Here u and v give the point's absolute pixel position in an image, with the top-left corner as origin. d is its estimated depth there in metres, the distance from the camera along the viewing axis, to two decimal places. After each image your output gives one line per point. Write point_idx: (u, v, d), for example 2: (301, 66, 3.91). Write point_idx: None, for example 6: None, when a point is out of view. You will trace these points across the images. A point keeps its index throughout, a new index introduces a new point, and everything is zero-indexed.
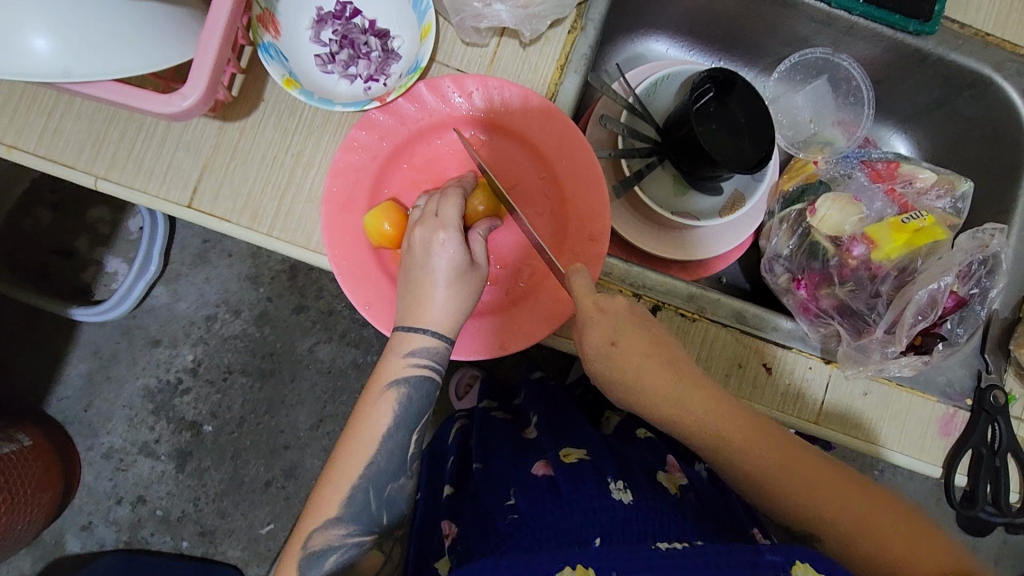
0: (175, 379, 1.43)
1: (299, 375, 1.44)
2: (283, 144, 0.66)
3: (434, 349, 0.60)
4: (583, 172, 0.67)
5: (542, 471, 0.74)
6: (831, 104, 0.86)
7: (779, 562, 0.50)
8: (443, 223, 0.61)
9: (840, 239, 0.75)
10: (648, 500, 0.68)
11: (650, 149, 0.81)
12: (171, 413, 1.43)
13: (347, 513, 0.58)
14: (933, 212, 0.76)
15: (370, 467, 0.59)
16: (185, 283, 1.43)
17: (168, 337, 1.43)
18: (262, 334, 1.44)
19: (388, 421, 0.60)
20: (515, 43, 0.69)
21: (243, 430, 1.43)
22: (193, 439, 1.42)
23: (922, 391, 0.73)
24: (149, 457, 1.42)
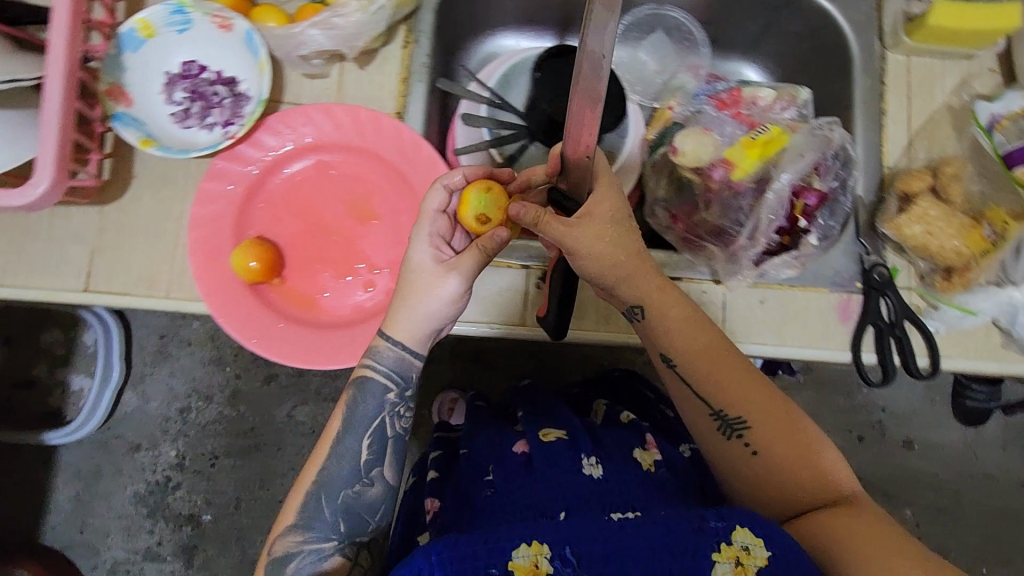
0: (163, 478, 1.43)
1: (284, 442, 1.45)
2: (162, 213, 0.70)
3: (395, 356, 0.66)
4: (426, 165, 0.71)
5: (520, 448, 0.77)
6: (673, 52, 0.92)
7: (721, 527, 0.52)
8: (428, 216, 0.67)
9: (702, 169, 0.79)
10: (618, 470, 0.73)
11: (517, 133, 0.86)
12: (166, 512, 1.43)
13: (300, 520, 0.63)
14: (781, 122, 0.81)
15: (323, 475, 0.64)
16: (151, 383, 1.45)
17: (147, 439, 1.44)
18: (237, 412, 1.46)
19: (339, 424, 0.65)
20: (357, 68, 0.75)
21: (241, 510, 1.43)
22: (194, 532, 1.42)
23: (815, 286, 0.77)
24: (155, 561, 1.41)
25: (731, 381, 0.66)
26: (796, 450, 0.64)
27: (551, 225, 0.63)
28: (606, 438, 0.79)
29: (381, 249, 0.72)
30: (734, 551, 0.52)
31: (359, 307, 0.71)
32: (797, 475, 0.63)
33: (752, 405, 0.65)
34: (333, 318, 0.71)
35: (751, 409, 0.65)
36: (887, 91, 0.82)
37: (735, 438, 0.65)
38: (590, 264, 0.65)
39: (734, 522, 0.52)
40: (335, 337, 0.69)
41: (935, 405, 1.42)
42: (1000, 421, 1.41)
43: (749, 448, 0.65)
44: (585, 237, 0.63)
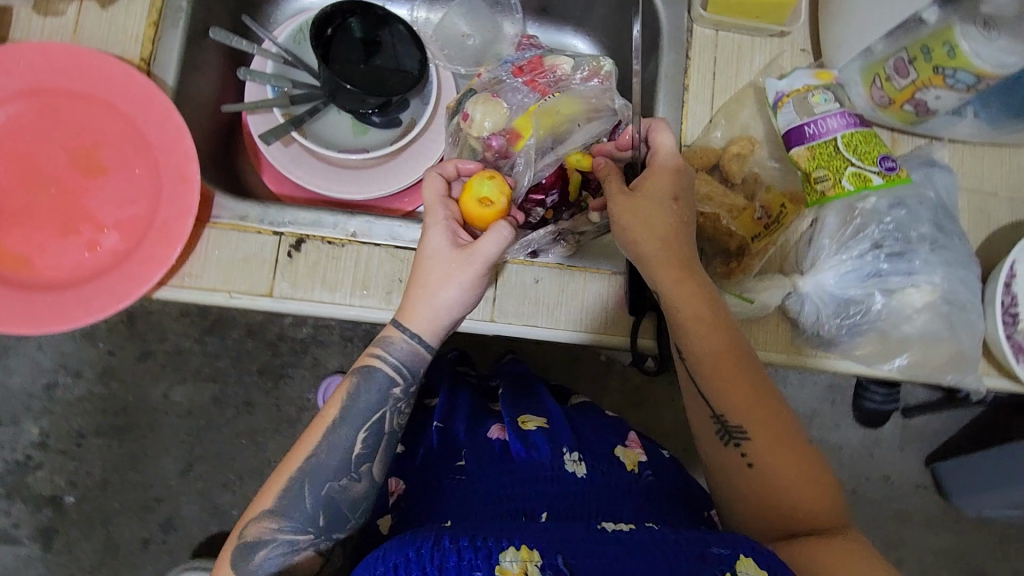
0: (25, 457, 1.47)
1: (157, 424, 1.48)
2: None
3: (409, 347, 0.67)
4: (158, 118, 0.66)
5: (496, 435, 0.78)
6: (486, 12, 0.86)
7: (725, 555, 0.48)
8: (433, 202, 0.67)
9: (484, 137, 0.74)
10: (598, 475, 0.72)
11: (308, 94, 0.80)
12: (26, 493, 1.47)
13: (279, 506, 0.65)
14: (574, 91, 0.75)
15: (312, 462, 0.66)
16: (16, 358, 1.49)
17: (9, 416, 1.47)
18: (109, 390, 1.49)
19: (337, 413, 0.67)
20: (96, 8, 0.69)
21: (108, 493, 1.47)
22: (55, 514, 1.47)
23: (595, 268, 0.74)
24: (12, 544, 1.46)
25: (738, 383, 0.63)
26: (794, 462, 0.61)
27: (610, 185, 0.65)
28: (590, 432, 0.79)
29: (110, 207, 0.66)
30: None
31: (75, 266, 0.65)
32: (792, 476, 0.60)
33: (758, 410, 0.62)
34: (46, 279, 0.64)
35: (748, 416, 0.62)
36: (691, 67, 0.78)
37: (732, 447, 0.62)
38: (634, 237, 0.64)
39: (738, 551, 0.48)
40: (38, 299, 0.63)
41: (836, 404, 1.35)
42: (897, 425, 1.35)
43: (744, 460, 0.62)
44: (632, 213, 0.63)
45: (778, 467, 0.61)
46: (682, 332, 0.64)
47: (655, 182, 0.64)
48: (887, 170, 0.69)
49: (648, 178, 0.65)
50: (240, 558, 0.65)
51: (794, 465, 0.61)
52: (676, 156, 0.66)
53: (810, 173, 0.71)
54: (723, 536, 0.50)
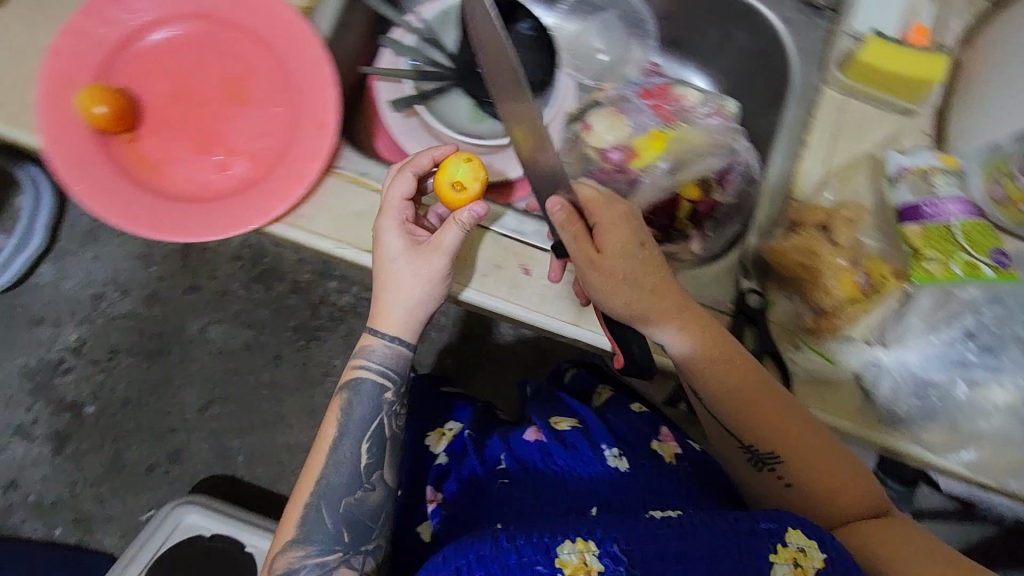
0: (58, 358, 1.66)
1: (187, 353, 1.67)
2: (23, 35, 0.66)
3: (389, 350, 0.73)
4: (311, 67, 0.69)
5: (532, 435, 0.87)
6: (623, 37, 0.89)
7: (775, 529, 0.55)
8: (388, 207, 0.66)
9: (603, 149, 0.77)
10: (636, 467, 0.82)
11: (439, 74, 0.84)
12: (50, 394, 1.65)
13: (301, 535, 0.70)
14: (696, 127, 0.78)
15: (322, 486, 0.71)
16: (72, 262, 1.66)
17: (52, 315, 1.66)
18: (150, 312, 1.67)
19: (334, 432, 0.72)
20: None
21: (127, 412, 1.65)
22: (72, 421, 1.64)
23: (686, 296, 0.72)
24: (25, 439, 1.63)
25: (770, 416, 0.69)
26: (825, 471, 0.69)
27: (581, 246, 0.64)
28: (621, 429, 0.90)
29: (244, 135, 0.69)
30: (791, 553, 0.54)
31: (204, 185, 0.68)
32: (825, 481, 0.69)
33: (792, 433, 0.69)
34: (175, 192, 0.67)
35: (786, 444, 0.69)
36: (816, 125, 0.79)
37: (768, 471, 0.71)
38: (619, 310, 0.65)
39: (788, 524, 0.55)
40: (169, 209, 0.65)
41: None
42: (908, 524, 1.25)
43: (781, 481, 0.71)
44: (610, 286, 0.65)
45: (818, 476, 0.69)
46: (699, 382, 0.70)
47: (607, 240, 0.65)
48: (998, 264, 0.68)
49: (596, 237, 0.66)
50: None
51: (829, 470, 0.69)
52: (605, 206, 0.67)
53: (920, 251, 0.70)
54: (770, 513, 0.57)
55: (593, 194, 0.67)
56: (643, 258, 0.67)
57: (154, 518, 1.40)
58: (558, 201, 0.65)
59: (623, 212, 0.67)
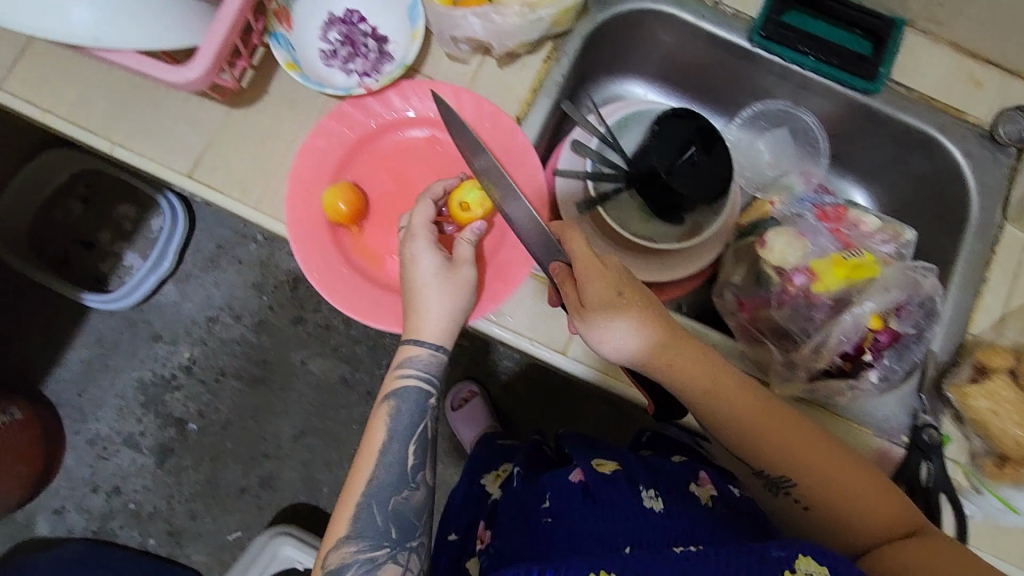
0: (169, 374, 1.63)
1: (289, 385, 1.61)
2: (275, 130, 0.74)
3: (433, 357, 0.71)
4: (526, 179, 0.74)
5: (575, 477, 0.76)
6: (792, 151, 0.92)
7: (784, 557, 0.52)
8: (414, 233, 0.70)
9: (784, 270, 0.78)
10: (679, 510, 0.71)
11: (616, 176, 0.87)
12: (160, 408, 1.62)
13: (354, 531, 0.66)
14: (876, 253, 0.79)
15: (373, 482, 0.68)
16: (193, 284, 1.63)
17: (169, 334, 1.63)
18: (258, 341, 1.62)
19: (384, 435, 0.69)
20: (494, 64, 0.78)
21: (226, 432, 1.61)
22: (177, 436, 1.61)
23: (856, 422, 0.75)
24: (131, 448, 1.61)
25: (774, 439, 0.66)
26: (847, 492, 0.65)
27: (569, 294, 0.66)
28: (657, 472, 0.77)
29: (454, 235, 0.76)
30: None
31: None
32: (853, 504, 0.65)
33: (798, 450, 0.66)
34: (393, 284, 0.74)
35: (793, 467, 0.66)
36: (995, 261, 0.80)
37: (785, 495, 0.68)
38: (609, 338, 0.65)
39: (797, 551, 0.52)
40: (390, 302, 0.72)
41: None
42: None
43: (797, 501, 0.68)
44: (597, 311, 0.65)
45: (835, 496, 0.65)
46: (705, 412, 0.67)
47: (591, 292, 0.65)
48: None
49: (581, 285, 0.66)
50: None
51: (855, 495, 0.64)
52: (587, 251, 0.66)
53: None
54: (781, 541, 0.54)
55: (585, 251, 0.66)
56: (625, 305, 0.66)
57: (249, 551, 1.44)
58: (557, 267, 0.67)
59: (601, 257, 0.67)
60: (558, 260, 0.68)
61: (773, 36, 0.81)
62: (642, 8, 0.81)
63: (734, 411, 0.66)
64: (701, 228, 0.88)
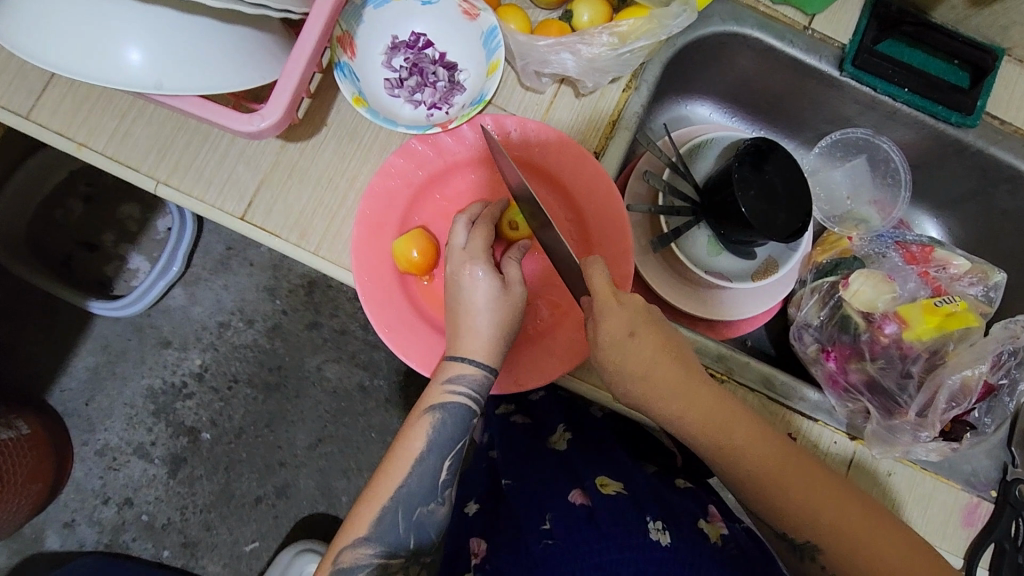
0: (180, 382, 1.37)
1: (304, 392, 1.37)
2: (339, 168, 0.68)
3: (484, 380, 0.63)
4: (611, 222, 0.69)
5: (577, 500, 0.74)
6: (870, 181, 0.88)
7: None
8: (471, 256, 0.64)
9: (872, 316, 0.75)
10: (683, 543, 0.67)
11: (688, 209, 0.83)
12: (171, 417, 1.37)
13: (374, 533, 0.61)
14: (966, 298, 0.76)
15: (401, 491, 0.62)
16: (204, 288, 1.39)
17: (179, 339, 1.38)
18: (272, 346, 1.38)
19: (422, 445, 0.63)
20: (571, 93, 0.72)
21: (241, 441, 1.36)
22: (189, 446, 1.36)
23: (947, 478, 0.71)
24: (142, 459, 1.36)
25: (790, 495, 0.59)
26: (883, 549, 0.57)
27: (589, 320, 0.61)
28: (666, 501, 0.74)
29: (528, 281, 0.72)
30: None
31: None
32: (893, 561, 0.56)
33: (816, 506, 0.58)
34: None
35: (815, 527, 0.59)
36: None
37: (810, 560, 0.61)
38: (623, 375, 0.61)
39: None
40: None
41: None
42: None
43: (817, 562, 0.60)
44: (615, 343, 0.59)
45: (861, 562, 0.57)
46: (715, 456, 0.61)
47: (604, 328, 0.59)
48: None
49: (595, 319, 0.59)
50: None
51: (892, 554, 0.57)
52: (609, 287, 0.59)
53: None
54: None
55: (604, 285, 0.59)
56: (634, 347, 0.60)
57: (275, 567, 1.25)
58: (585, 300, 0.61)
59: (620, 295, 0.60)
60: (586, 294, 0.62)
61: (865, 65, 0.76)
62: (727, 32, 0.75)
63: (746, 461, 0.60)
64: (775, 265, 0.84)
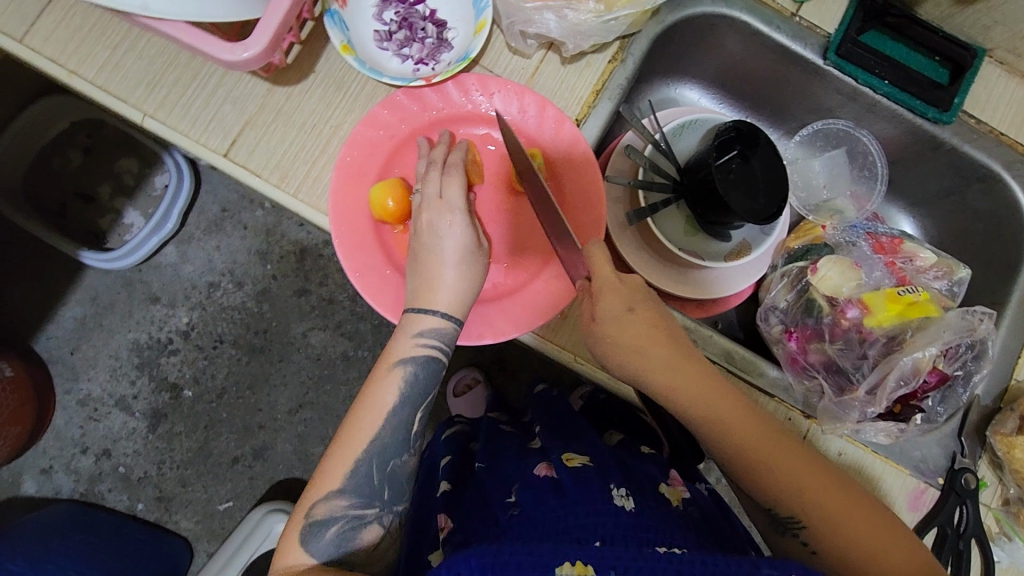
0: (166, 338, 1.39)
1: (287, 356, 1.39)
2: (324, 115, 0.70)
3: (450, 330, 0.63)
4: (585, 186, 0.70)
5: (543, 472, 0.75)
6: (847, 174, 0.90)
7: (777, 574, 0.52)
8: (449, 206, 0.64)
9: (836, 300, 0.76)
10: (649, 508, 0.68)
11: (666, 186, 0.84)
12: (154, 372, 1.38)
13: (349, 486, 0.61)
14: (930, 290, 0.78)
15: (374, 443, 0.62)
16: (195, 247, 1.40)
17: (168, 296, 1.39)
18: (259, 309, 1.39)
19: (394, 397, 0.63)
20: (557, 59, 0.73)
21: (222, 401, 1.38)
22: (171, 402, 1.38)
23: (896, 462, 0.73)
24: (123, 411, 1.37)
25: (782, 472, 0.60)
26: (841, 508, 0.59)
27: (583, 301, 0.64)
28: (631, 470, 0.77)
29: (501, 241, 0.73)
30: None
31: None
32: (839, 517, 0.59)
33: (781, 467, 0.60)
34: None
35: (811, 509, 0.60)
36: None
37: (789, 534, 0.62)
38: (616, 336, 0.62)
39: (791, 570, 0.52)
40: None
41: None
42: None
43: (805, 545, 0.61)
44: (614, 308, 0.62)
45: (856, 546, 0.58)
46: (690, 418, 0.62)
47: (602, 307, 0.62)
48: None
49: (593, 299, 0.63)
50: (308, 537, 0.59)
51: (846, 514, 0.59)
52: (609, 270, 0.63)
53: None
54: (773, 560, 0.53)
55: (608, 271, 0.63)
56: (630, 323, 0.62)
57: (244, 523, 1.27)
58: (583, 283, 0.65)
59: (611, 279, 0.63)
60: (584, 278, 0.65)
61: (849, 55, 0.77)
62: (716, 13, 0.76)
63: (739, 441, 0.61)
64: (748, 248, 0.87)
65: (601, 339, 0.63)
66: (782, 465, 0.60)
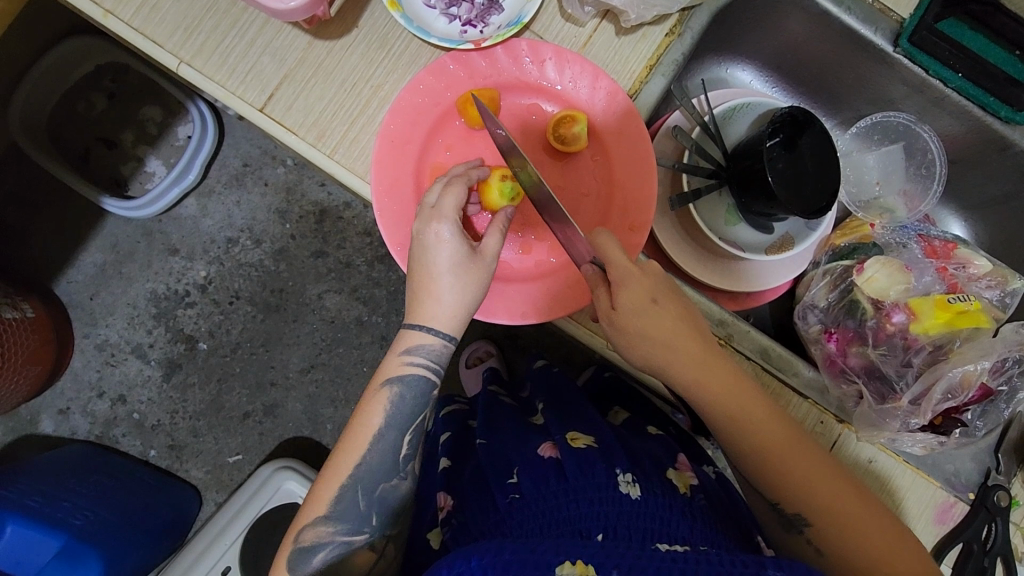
0: (183, 291, 1.38)
1: (302, 317, 1.38)
2: (365, 74, 0.67)
3: (439, 348, 0.63)
4: (637, 165, 0.67)
5: (547, 453, 0.72)
6: (902, 171, 0.86)
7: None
8: (440, 214, 0.61)
9: (882, 303, 0.73)
10: (652, 495, 0.65)
11: (712, 171, 0.80)
12: (171, 323, 1.38)
13: (336, 511, 0.61)
14: (981, 300, 0.75)
15: (359, 469, 0.62)
16: (216, 201, 1.38)
17: (186, 248, 1.38)
18: (276, 268, 1.38)
19: (380, 420, 0.62)
20: (612, 29, 0.69)
21: (235, 356, 1.38)
22: (186, 353, 1.38)
23: (928, 474, 0.71)
24: (139, 359, 1.38)
25: (795, 468, 0.59)
26: (846, 509, 0.59)
27: (599, 297, 0.60)
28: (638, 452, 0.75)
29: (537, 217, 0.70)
30: None
31: (505, 263, 0.69)
32: (841, 519, 0.58)
33: (790, 462, 0.59)
34: None
35: (815, 506, 0.59)
36: None
37: (795, 532, 0.61)
38: (637, 326, 0.58)
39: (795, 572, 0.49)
40: None
41: None
42: None
43: (808, 542, 0.61)
44: (630, 295, 0.57)
45: (856, 547, 0.58)
46: (705, 403, 0.60)
47: (620, 296, 0.58)
48: None
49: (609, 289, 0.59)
50: (296, 560, 0.61)
51: (852, 514, 0.59)
52: (623, 257, 0.58)
53: None
54: (779, 560, 0.51)
55: (620, 256, 0.58)
56: (655, 314, 0.58)
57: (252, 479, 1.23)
58: (590, 270, 0.60)
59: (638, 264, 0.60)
60: (591, 262, 0.61)
61: (922, 44, 0.73)
62: None
63: (757, 431, 0.59)
64: (791, 243, 0.82)
65: (618, 322, 0.59)
66: (791, 457, 0.59)
